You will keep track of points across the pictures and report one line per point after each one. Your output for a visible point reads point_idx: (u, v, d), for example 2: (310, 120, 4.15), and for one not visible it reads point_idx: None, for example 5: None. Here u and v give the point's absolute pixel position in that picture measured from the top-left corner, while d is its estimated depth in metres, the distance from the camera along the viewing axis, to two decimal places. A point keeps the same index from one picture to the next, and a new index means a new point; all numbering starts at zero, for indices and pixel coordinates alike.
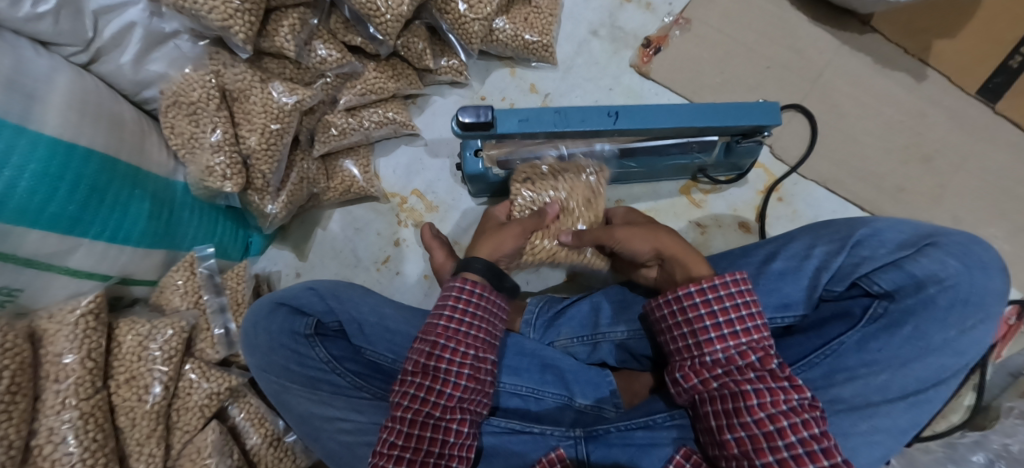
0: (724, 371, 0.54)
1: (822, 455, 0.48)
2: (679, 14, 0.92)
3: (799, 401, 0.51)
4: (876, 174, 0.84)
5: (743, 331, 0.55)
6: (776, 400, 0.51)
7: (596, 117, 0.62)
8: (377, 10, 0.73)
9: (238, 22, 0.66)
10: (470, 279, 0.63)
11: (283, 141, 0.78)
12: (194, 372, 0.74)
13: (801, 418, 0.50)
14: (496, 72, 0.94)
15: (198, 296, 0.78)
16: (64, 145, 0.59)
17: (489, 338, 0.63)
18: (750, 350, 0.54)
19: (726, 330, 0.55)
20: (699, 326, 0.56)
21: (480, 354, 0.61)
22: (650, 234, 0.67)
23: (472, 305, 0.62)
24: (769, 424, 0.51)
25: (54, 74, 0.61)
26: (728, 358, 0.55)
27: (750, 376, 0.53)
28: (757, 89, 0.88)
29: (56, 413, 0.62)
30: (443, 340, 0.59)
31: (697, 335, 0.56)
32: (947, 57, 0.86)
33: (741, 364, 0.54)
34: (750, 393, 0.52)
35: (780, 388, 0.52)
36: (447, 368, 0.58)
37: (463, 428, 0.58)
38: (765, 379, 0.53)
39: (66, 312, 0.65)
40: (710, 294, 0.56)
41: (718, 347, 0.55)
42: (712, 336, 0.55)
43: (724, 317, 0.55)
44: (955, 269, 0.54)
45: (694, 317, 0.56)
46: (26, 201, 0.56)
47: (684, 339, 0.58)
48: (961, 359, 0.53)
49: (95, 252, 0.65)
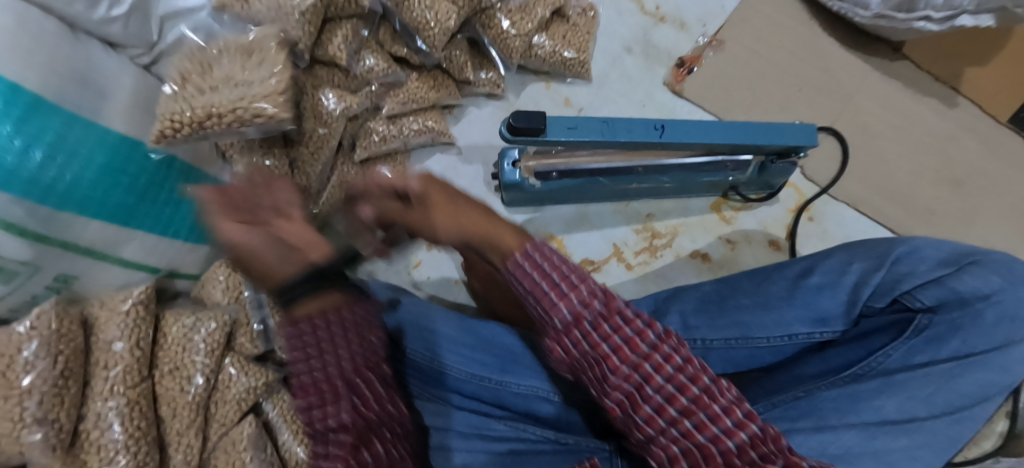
0: (584, 337, 0.44)
1: (720, 416, 0.42)
2: (713, 35, 0.93)
3: (665, 351, 0.44)
4: (906, 197, 0.85)
5: (579, 279, 0.45)
6: (654, 362, 0.43)
7: (642, 130, 0.64)
8: (427, 24, 0.76)
9: (300, 33, 0.71)
10: (296, 319, 0.50)
11: (329, 145, 0.82)
12: (234, 366, 0.75)
13: (689, 376, 0.43)
14: (531, 86, 0.96)
15: (239, 292, 0.79)
16: (128, 141, 0.63)
17: (338, 355, 0.50)
18: (593, 295, 0.45)
19: (564, 286, 0.44)
20: (540, 290, 0.45)
21: (347, 375, 0.51)
22: (455, 217, 0.52)
23: (301, 330, 0.50)
24: (640, 382, 0.43)
25: (122, 75, 0.65)
26: (577, 317, 0.44)
27: (610, 341, 0.43)
28: (788, 110, 0.89)
29: (104, 399, 0.64)
30: (306, 397, 0.51)
31: (541, 298, 0.45)
32: (977, 86, 0.87)
33: (591, 317, 0.44)
34: (614, 361, 0.43)
35: (637, 338, 0.44)
36: (327, 417, 0.49)
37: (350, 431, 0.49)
38: (624, 333, 0.43)
39: (117, 301, 0.68)
40: (537, 253, 0.46)
41: (565, 306, 0.44)
42: (553, 296, 0.44)
43: (556, 272, 0.44)
44: (999, 285, 0.54)
45: (523, 282, 0.46)
46: (89, 193, 0.59)
47: (535, 307, 0.47)
48: (1006, 376, 0.52)
49: (147, 245, 0.68)
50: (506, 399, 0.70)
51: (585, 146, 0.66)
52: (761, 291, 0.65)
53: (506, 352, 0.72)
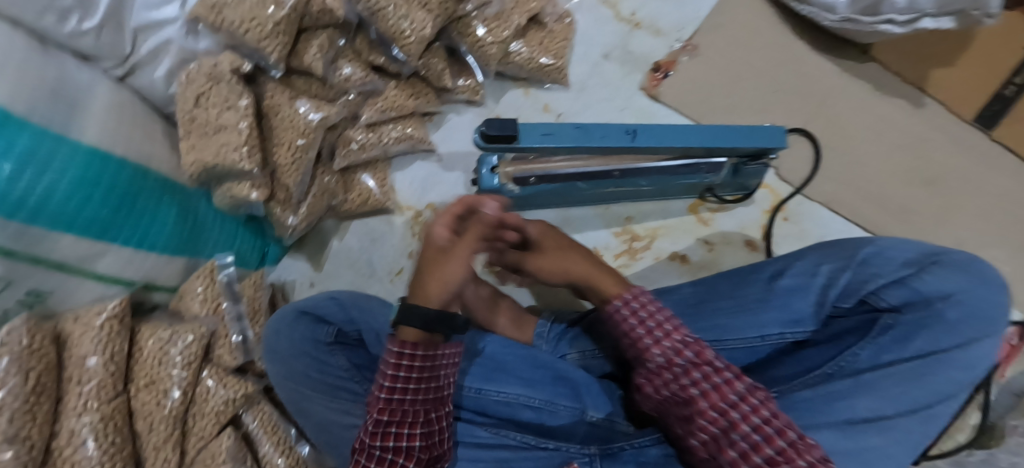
0: (670, 375, 0.56)
1: (790, 451, 0.48)
2: (687, 40, 0.94)
3: (743, 389, 0.53)
4: (879, 195, 0.86)
5: (673, 331, 0.58)
6: (722, 395, 0.53)
7: (615, 135, 0.65)
8: (403, 33, 0.77)
9: (273, 43, 0.71)
10: (410, 342, 0.54)
11: (308, 156, 0.81)
12: (212, 378, 0.75)
13: (759, 413, 0.51)
14: (511, 92, 0.97)
15: (217, 303, 0.79)
16: (101, 153, 0.62)
17: (428, 396, 0.56)
18: (684, 345, 0.57)
19: (659, 333, 0.58)
20: (636, 334, 0.59)
21: (429, 415, 0.56)
22: (561, 261, 0.69)
23: (418, 362, 0.54)
24: (722, 421, 0.52)
25: (94, 87, 0.65)
26: (667, 360, 0.57)
27: (692, 379, 0.55)
28: (763, 113, 0.90)
29: (77, 415, 0.63)
30: (389, 417, 0.54)
31: (637, 342, 0.59)
32: (943, 86, 0.88)
33: (680, 362, 0.56)
34: (697, 398, 0.54)
35: (722, 382, 0.53)
36: (399, 444, 0.53)
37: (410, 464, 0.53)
38: (708, 377, 0.54)
39: (91, 315, 0.66)
40: (635, 305, 0.61)
41: (656, 351, 0.57)
42: (648, 341, 0.58)
43: (652, 322, 0.59)
44: (958, 285, 0.54)
45: (627, 328, 0.60)
46: (62, 207, 0.58)
47: (632, 348, 0.60)
48: (970, 373, 0.52)
49: (123, 257, 0.67)
50: (489, 407, 0.70)
51: (559, 152, 0.67)
52: (738, 294, 0.66)
53: (491, 360, 0.73)
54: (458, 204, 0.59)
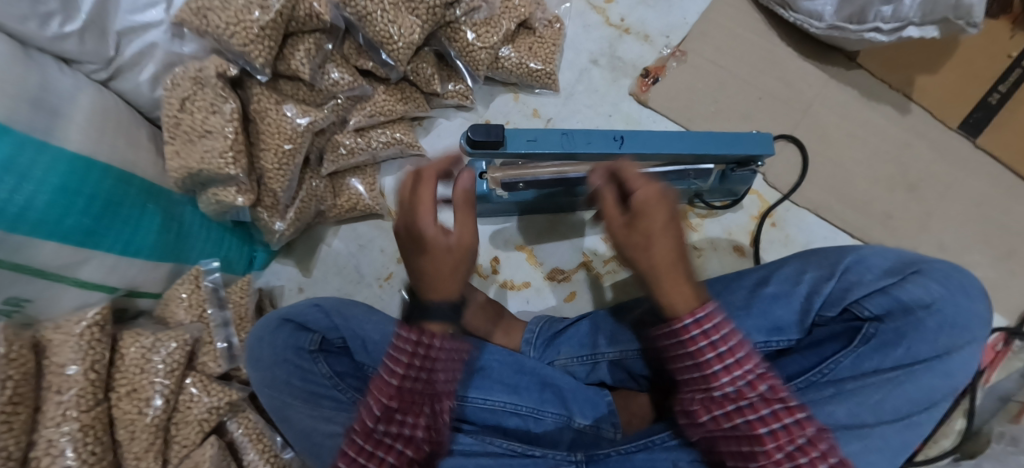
0: (737, 407, 0.50)
1: None
2: (676, 46, 0.95)
3: (816, 432, 0.48)
4: (864, 201, 0.86)
5: (741, 358, 0.51)
6: (792, 436, 0.48)
7: (602, 141, 0.65)
8: (390, 38, 0.76)
9: (258, 47, 0.70)
10: (424, 330, 0.54)
11: (295, 161, 0.80)
12: (196, 386, 0.74)
13: (820, 450, 0.47)
14: (500, 97, 0.97)
15: (202, 310, 0.78)
16: (83, 160, 0.61)
17: (437, 387, 0.55)
18: (758, 378, 0.50)
19: (730, 361, 0.50)
20: (703, 360, 0.51)
21: (434, 407, 0.55)
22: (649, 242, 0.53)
23: (433, 351, 0.54)
24: (788, 462, 0.48)
25: (77, 92, 0.64)
26: (736, 391, 0.50)
27: (762, 414, 0.49)
28: (752, 119, 0.90)
29: (56, 425, 0.62)
30: (399, 402, 0.52)
31: (703, 369, 0.51)
32: (929, 93, 0.88)
33: (748, 395, 0.50)
34: (764, 436, 0.48)
35: (795, 422, 0.48)
36: (405, 430, 0.52)
37: (410, 452, 0.52)
38: (779, 414, 0.49)
39: (72, 323, 0.66)
40: (706, 328, 0.51)
41: (726, 379, 0.50)
42: (717, 368, 0.51)
43: (724, 347, 0.50)
44: (939, 292, 0.54)
45: (692, 353, 0.52)
46: (44, 215, 0.58)
47: (694, 374, 0.52)
48: (950, 381, 0.52)
49: (105, 265, 0.66)
50: (473, 414, 0.70)
51: (544, 157, 0.67)
52: (721, 300, 0.66)
53: (475, 367, 0.73)
54: (431, 197, 0.55)
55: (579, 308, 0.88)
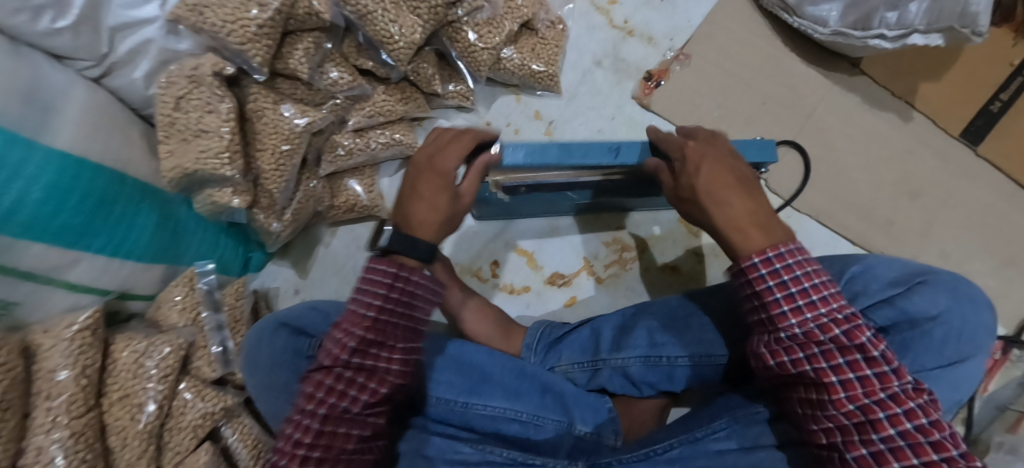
0: (806, 353, 0.50)
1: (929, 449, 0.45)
2: (680, 49, 0.94)
3: (900, 387, 0.47)
4: (865, 208, 0.86)
5: (821, 300, 0.50)
6: (869, 388, 0.48)
7: (598, 152, 0.66)
8: (391, 38, 0.75)
9: (256, 46, 0.68)
10: (407, 267, 0.57)
11: (293, 161, 0.79)
12: (190, 391, 0.72)
13: (902, 406, 0.47)
14: (502, 98, 0.96)
15: (197, 313, 0.77)
16: (75, 158, 0.59)
17: (409, 324, 0.58)
18: (832, 323, 0.49)
19: (801, 302, 0.50)
20: (770, 301, 0.51)
21: (408, 343, 0.58)
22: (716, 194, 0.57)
23: (410, 290, 0.57)
24: (860, 415, 0.48)
25: (70, 90, 0.63)
26: (806, 333, 0.50)
27: (836, 363, 0.49)
28: (755, 124, 0.90)
29: (46, 432, 0.60)
30: (375, 338, 0.54)
31: (772, 310, 0.52)
32: (931, 101, 0.88)
33: (823, 340, 0.49)
34: (834, 386, 0.49)
35: (875, 376, 0.48)
36: (376, 364, 0.55)
37: (382, 388, 0.55)
38: (855, 365, 0.48)
39: (61, 328, 0.64)
40: (778, 265, 0.51)
41: (795, 321, 0.50)
42: (786, 310, 0.51)
43: (797, 287, 0.50)
44: (945, 305, 0.54)
45: (763, 291, 0.52)
46: (36, 214, 0.56)
47: (765, 316, 0.53)
48: (956, 393, 0.53)
49: (97, 266, 0.65)
50: (474, 421, 0.69)
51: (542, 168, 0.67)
52: None
53: (476, 372, 0.71)
54: (446, 164, 0.62)
55: (580, 314, 0.87)
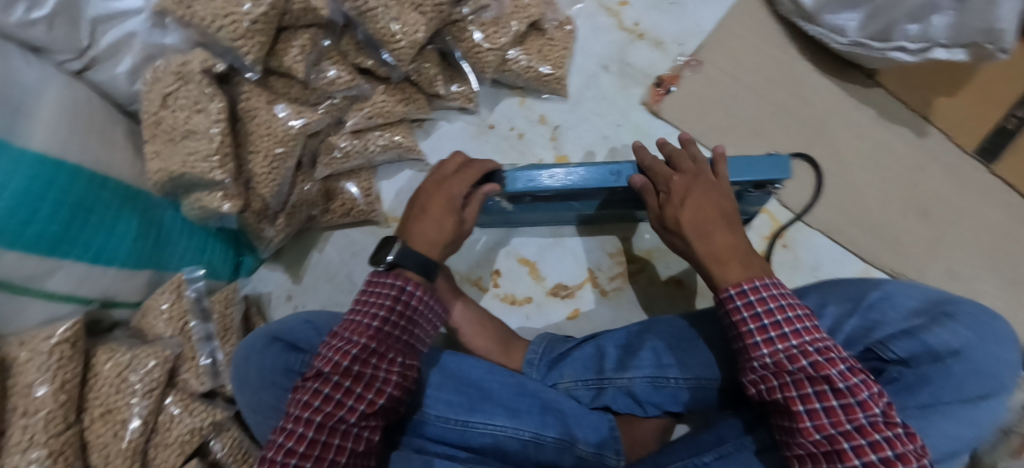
0: (777, 380, 0.51)
1: None
2: (691, 55, 0.91)
3: (866, 419, 0.46)
4: (876, 225, 0.84)
5: (793, 333, 0.51)
6: (835, 419, 0.47)
7: (602, 176, 0.66)
8: (392, 36, 0.71)
9: (249, 43, 0.64)
10: (414, 281, 0.59)
11: (287, 164, 0.75)
12: (177, 406, 0.69)
13: (869, 439, 0.45)
14: (505, 101, 0.92)
15: (185, 322, 0.73)
16: (51, 162, 0.56)
17: (409, 341, 0.58)
18: (803, 353, 0.50)
19: (772, 333, 0.51)
20: (743, 330, 0.53)
21: (407, 360, 0.57)
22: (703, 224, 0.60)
23: (416, 303, 0.58)
24: (826, 445, 0.47)
25: (45, 87, 0.58)
26: (776, 363, 0.51)
27: (805, 391, 0.48)
28: (766, 135, 0.87)
29: (23, 451, 0.57)
30: (377, 346, 0.54)
31: (744, 339, 0.53)
32: (946, 116, 0.86)
33: (793, 371, 0.50)
34: (802, 414, 0.48)
35: (841, 406, 0.47)
36: (375, 375, 0.53)
37: (378, 400, 0.53)
38: (824, 395, 0.48)
39: (39, 340, 0.60)
40: (751, 297, 0.54)
41: (766, 351, 0.52)
42: (757, 339, 0.52)
43: (768, 318, 0.52)
44: (968, 338, 0.52)
45: (737, 321, 0.54)
46: (4, 221, 0.52)
47: (740, 345, 0.55)
48: (975, 430, 0.51)
49: (75, 275, 0.61)
50: (473, 440, 0.66)
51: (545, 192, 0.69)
52: None
53: (476, 389, 0.69)
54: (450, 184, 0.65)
55: (583, 328, 0.84)
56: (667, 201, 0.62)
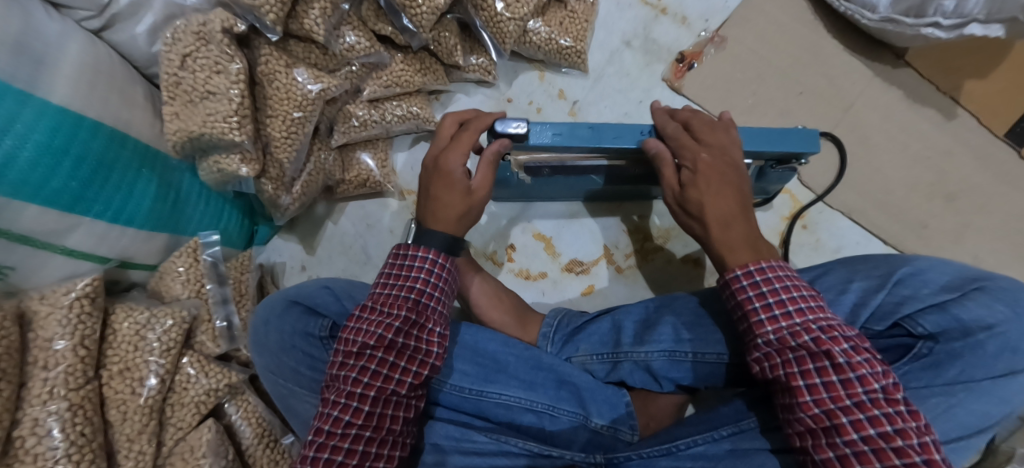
0: (778, 356, 0.49)
1: (893, 455, 0.43)
2: (715, 31, 0.89)
3: (866, 395, 0.45)
4: (900, 208, 0.83)
5: (797, 311, 0.50)
6: (836, 394, 0.46)
7: (629, 136, 0.63)
8: (413, 1, 0.70)
9: (270, 2, 0.63)
10: (445, 254, 0.58)
11: (305, 129, 0.74)
12: (193, 366, 0.70)
13: (869, 414, 0.45)
14: (525, 75, 0.91)
15: (201, 285, 0.74)
16: (72, 115, 0.55)
17: (446, 311, 0.58)
18: (805, 329, 0.49)
19: (777, 311, 0.50)
20: (748, 308, 0.52)
21: (443, 331, 0.57)
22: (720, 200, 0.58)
23: (446, 274, 0.58)
24: (825, 420, 0.46)
25: (65, 41, 0.57)
26: (779, 339, 0.50)
27: (806, 367, 0.48)
28: (790, 114, 0.86)
29: (42, 403, 0.58)
30: (416, 317, 0.54)
31: (748, 317, 0.52)
32: (976, 99, 0.84)
33: (795, 347, 0.49)
34: (801, 390, 0.47)
35: (841, 382, 0.46)
36: (417, 347, 0.54)
37: (424, 370, 0.54)
38: (825, 370, 0.47)
39: (58, 294, 0.61)
40: (757, 278, 0.52)
41: (769, 328, 0.50)
42: (762, 317, 0.51)
43: (773, 297, 0.51)
44: (1003, 314, 0.52)
45: (742, 300, 0.53)
46: (26, 174, 0.52)
47: (743, 323, 0.54)
48: (1004, 407, 0.50)
49: (95, 233, 0.61)
50: (488, 410, 0.66)
51: (571, 151, 0.64)
52: None
53: (491, 361, 0.68)
54: (468, 141, 0.62)
55: (597, 303, 0.84)
56: (693, 181, 0.59)
